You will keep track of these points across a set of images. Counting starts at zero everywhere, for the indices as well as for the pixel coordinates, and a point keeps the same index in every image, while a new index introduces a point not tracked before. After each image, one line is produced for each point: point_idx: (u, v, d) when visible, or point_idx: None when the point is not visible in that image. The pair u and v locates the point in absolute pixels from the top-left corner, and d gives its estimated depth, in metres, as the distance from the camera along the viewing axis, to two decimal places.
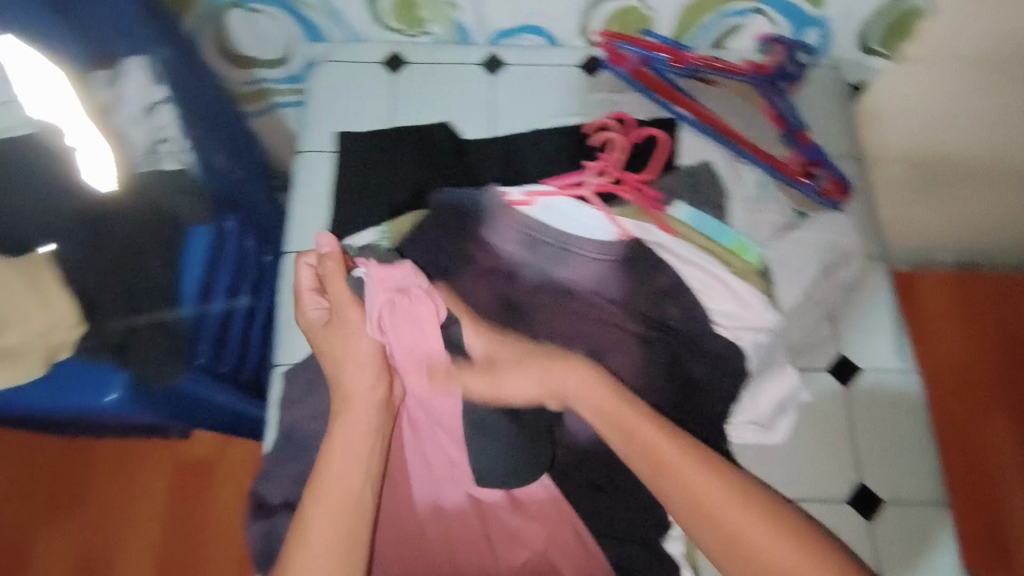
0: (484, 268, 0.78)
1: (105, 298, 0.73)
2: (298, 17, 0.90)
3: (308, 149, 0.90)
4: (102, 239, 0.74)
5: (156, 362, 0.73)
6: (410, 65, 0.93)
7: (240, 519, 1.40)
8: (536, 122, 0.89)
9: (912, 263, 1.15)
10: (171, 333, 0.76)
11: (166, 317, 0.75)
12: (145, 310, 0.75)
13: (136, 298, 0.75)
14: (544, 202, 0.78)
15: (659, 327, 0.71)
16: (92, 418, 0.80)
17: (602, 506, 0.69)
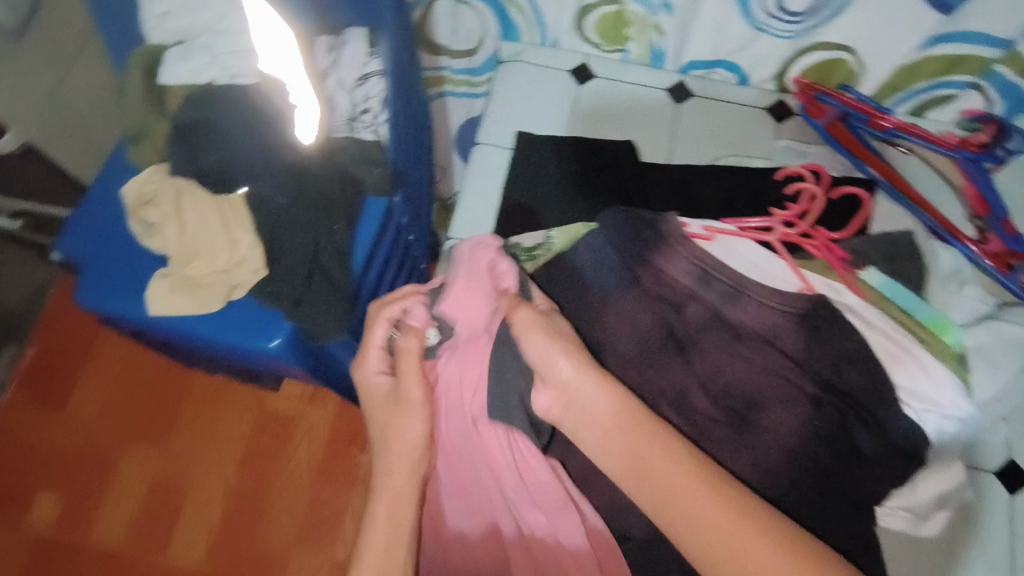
0: (647, 291, 0.77)
1: (290, 251, 0.75)
2: (502, 13, 0.91)
3: (485, 142, 0.91)
4: (300, 194, 0.75)
5: (320, 321, 0.73)
6: (596, 78, 0.93)
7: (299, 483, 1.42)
8: (715, 156, 0.90)
9: None
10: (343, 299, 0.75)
11: (338, 279, 0.76)
12: (322, 269, 0.75)
13: (318, 256, 0.75)
14: (724, 240, 0.77)
15: (833, 391, 0.68)
16: (239, 358, 0.82)
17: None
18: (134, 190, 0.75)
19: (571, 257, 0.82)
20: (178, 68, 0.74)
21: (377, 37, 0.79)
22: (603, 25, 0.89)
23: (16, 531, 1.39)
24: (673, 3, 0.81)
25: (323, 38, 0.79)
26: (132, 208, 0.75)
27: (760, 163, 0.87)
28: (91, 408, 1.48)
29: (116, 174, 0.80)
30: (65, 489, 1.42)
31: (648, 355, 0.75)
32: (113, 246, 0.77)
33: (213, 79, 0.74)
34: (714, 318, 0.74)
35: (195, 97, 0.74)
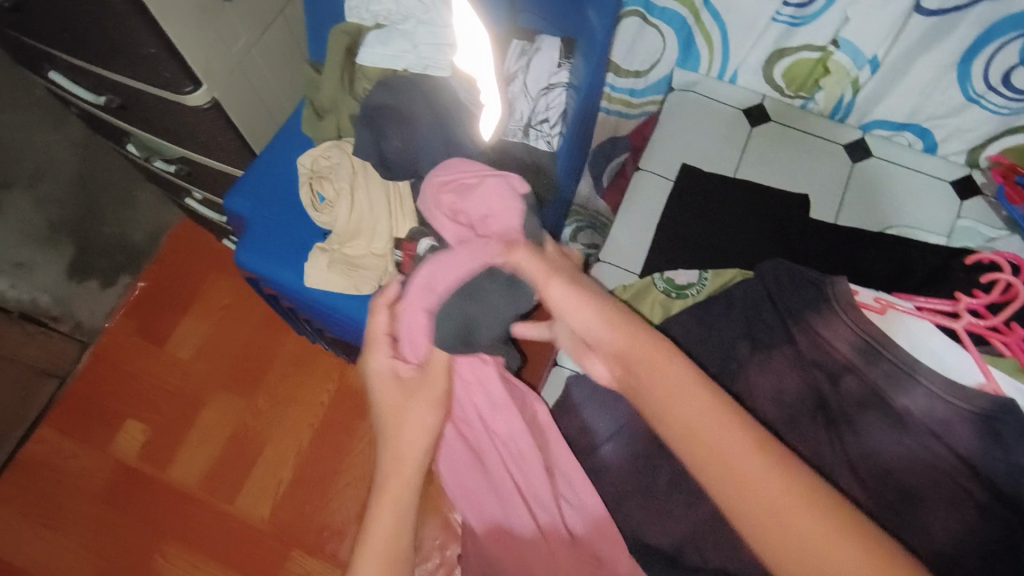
0: (805, 360, 0.73)
1: None
2: (687, 40, 0.88)
3: (650, 169, 0.89)
4: None
5: None
6: (773, 122, 0.89)
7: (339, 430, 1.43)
8: (886, 223, 0.84)
9: None
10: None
11: None
12: None
13: None
14: (897, 317, 0.71)
15: (1011, 504, 0.60)
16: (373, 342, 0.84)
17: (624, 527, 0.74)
18: (309, 164, 0.76)
19: (722, 302, 0.80)
20: (375, 50, 0.74)
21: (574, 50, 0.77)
22: (794, 70, 0.85)
23: (101, 454, 1.45)
24: (886, 58, 0.76)
25: (517, 41, 0.78)
26: (308, 179, 0.76)
27: (935, 239, 0.82)
28: (188, 348, 1.53)
29: (291, 142, 0.82)
30: (151, 424, 1.47)
31: (790, 423, 0.73)
32: (279, 211, 0.79)
33: (406, 67, 0.74)
34: (873, 397, 0.68)
35: (385, 82, 0.73)
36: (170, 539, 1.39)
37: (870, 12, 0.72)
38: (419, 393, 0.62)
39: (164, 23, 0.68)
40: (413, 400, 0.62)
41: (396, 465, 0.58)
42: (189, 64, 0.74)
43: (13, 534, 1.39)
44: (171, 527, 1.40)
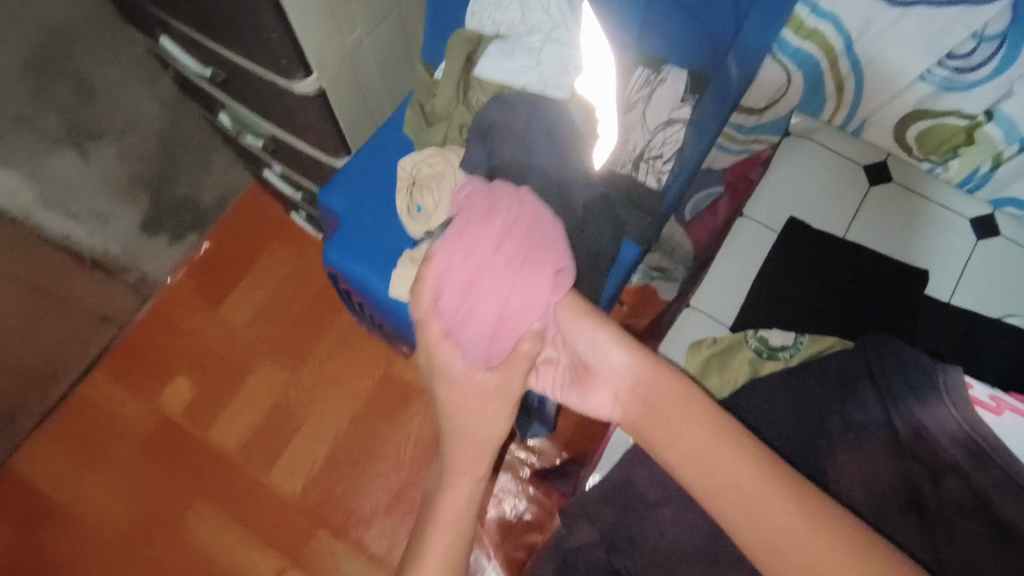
0: (904, 449, 0.68)
1: None
2: (815, 85, 0.83)
3: (754, 217, 0.84)
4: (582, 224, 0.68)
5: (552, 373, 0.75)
6: (894, 184, 0.84)
7: (371, 421, 1.46)
8: (1006, 310, 0.78)
9: None
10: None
11: None
12: None
13: None
14: (1015, 423, 0.66)
15: None
16: None
17: None
18: (411, 169, 0.74)
19: (817, 371, 0.74)
20: (495, 63, 0.70)
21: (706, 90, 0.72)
22: (931, 133, 0.79)
23: (148, 406, 1.46)
24: None
25: (643, 69, 0.75)
26: (407, 186, 0.73)
27: None
28: (242, 313, 1.51)
29: (392, 143, 0.80)
30: (198, 384, 1.48)
31: (876, 517, 0.66)
32: (374, 211, 0.77)
33: (526, 84, 0.70)
34: (980, 505, 0.63)
35: (502, 97, 0.70)
36: (201, 499, 1.40)
37: None
38: (489, 392, 0.61)
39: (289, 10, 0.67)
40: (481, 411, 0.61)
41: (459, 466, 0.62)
42: (305, 53, 0.73)
43: (52, 467, 1.41)
44: (204, 490, 1.41)
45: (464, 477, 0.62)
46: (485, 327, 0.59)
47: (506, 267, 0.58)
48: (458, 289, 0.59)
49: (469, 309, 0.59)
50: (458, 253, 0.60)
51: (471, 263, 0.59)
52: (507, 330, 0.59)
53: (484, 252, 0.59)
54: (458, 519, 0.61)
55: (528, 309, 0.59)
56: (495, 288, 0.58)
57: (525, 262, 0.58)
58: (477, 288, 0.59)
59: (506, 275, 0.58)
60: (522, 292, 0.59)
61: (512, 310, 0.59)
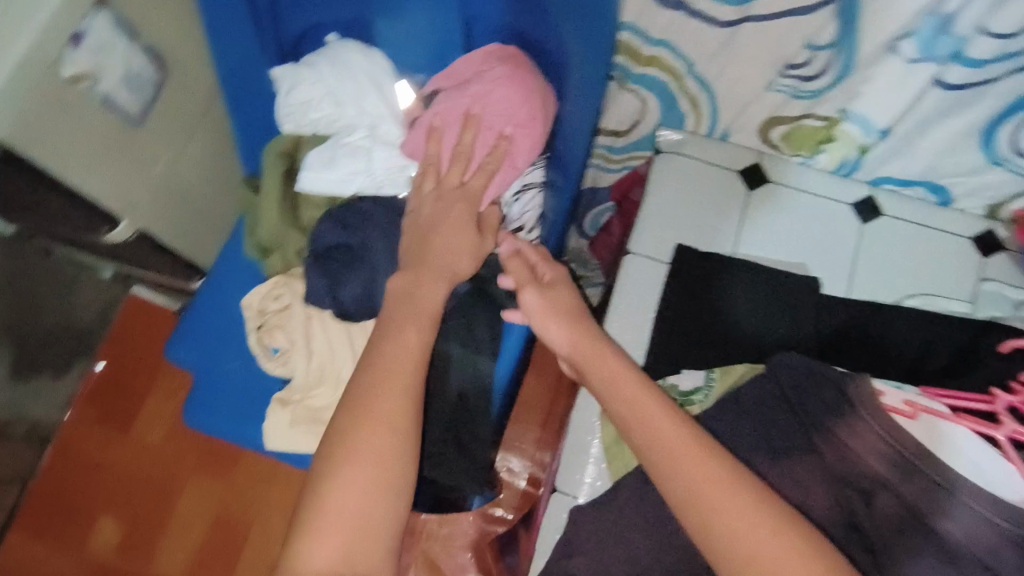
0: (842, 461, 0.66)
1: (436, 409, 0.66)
2: (670, 102, 0.79)
3: (641, 252, 0.80)
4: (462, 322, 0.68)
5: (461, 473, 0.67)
6: (771, 183, 0.81)
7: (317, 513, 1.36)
8: (903, 293, 0.77)
9: None
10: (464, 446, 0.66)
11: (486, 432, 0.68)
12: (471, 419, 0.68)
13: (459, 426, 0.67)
14: (932, 422, 0.65)
15: None
16: None
17: None
18: (257, 305, 0.66)
19: (734, 404, 0.72)
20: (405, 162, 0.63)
21: (552, 140, 0.67)
22: (794, 135, 0.77)
23: (76, 554, 1.32)
24: (897, 129, 0.68)
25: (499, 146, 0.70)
26: (256, 328, 0.66)
27: (957, 308, 0.75)
28: (158, 430, 1.39)
29: (234, 274, 0.71)
30: (127, 518, 1.35)
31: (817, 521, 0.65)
32: (233, 356, 0.69)
33: (358, 190, 0.63)
34: (911, 518, 0.62)
35: (335, 215, 0.63)
36: None
37: (883, 88, 0.63)
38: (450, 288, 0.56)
39: (61, 172, 0.57)
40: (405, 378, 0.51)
41: (378, 404, 0.49)
42: (102, 205, 0.63)
43: None
44: None
45: (389, 415, 0.49)
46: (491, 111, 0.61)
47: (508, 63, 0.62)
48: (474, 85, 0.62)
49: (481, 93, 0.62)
50: (477, 75, 0.63)
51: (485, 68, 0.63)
52: (519, 106, 0.61)
53: (495, 61, 0.63)
54: (383, 475, 0.47)
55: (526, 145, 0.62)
56: (498, 77, 0.61)
57: (523, 77, 0.62)
58: (495, 64, 0.62)
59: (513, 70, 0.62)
60: (523, 84, 0.61)
61: (525, 76, 0.62)
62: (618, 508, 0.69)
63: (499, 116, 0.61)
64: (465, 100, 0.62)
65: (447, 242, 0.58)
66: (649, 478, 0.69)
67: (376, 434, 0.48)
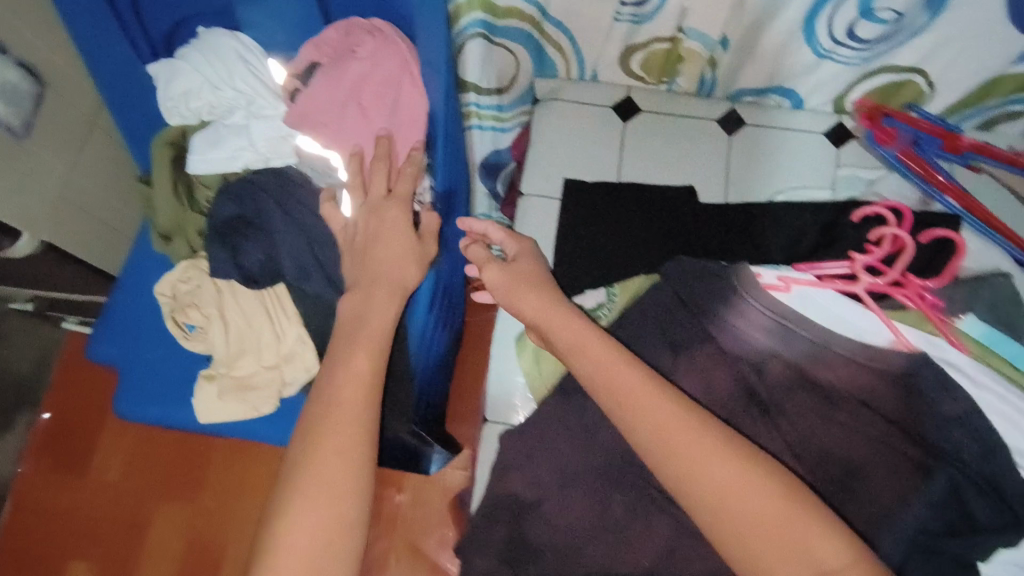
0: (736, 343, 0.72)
1: None
2: (538, 51, 0.85)
3: (534, 192, 0.86)
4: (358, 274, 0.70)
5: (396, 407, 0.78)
6: (643, 112, 0.88)
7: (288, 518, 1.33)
8: (773, 191, 0.84)
9: None
10: None
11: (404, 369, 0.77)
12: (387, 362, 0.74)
13: None
14: (802, 291, 0.72)
15: (947, 458, 0.62)
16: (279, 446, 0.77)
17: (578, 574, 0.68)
18: (170, 290, 0.70)
19: (637, 311, 0.77)
20: (313, 138, 0.65)
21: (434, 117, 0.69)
22: (649, 62, 0.84)
23: None
24: (733, 37, 0.76)
25: None
26: (171, 309, 0.70)
27: (819, 194, 0.83)
28: (115, 466, 1.36)
29: (146, 266, 0.74)
30: (98, 558, 1.32)
31: (718, 407, 0.69)
32: (155, 346, 0.72)
33: (247, 165, 0.68)
34: (798, 378, 0.69)
35: (230, 190, 0.67)
36: None
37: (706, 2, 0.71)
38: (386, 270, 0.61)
39: None
40: (359, 418, 0.54)
41: (322, 460, 0.52)
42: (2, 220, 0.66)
43: None
44: None
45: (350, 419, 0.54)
46: (376, 88, 0.65)
47: (381, 40, 0.64)
48: (354, 66, 0.64)
49: (361, 70, 0.64)
50: (355, 52, 0.64)
51: (362, 48, 0.64)
52: (400, 77, 0.64)
53: (369, 39, 0.64)
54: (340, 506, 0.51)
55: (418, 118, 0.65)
56: (378, 57, 0.64)
57: (398, 52, 0.64)
58: (367, 39, 0.64)
59: (387, 47, 0.64)
60: (400, 58, 0.64)
61: (403, 50, 0.64)
62: (542, 426, 0.75)
63: (389, 92, 0.64)
64: (349, 79, 0.65)
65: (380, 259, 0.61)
66: (568, 392, 0.75)
67: (324, 487, 0.51)
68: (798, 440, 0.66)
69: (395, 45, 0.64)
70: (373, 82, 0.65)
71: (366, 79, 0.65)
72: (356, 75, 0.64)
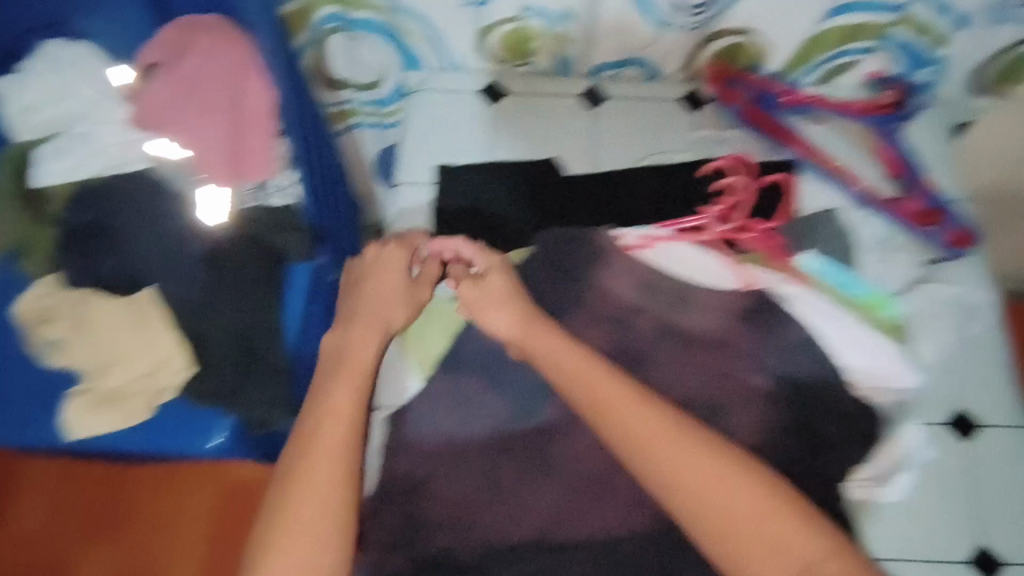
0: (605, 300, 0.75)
1: (218, 347, 0.70)
2: (398, 41, 0.87)
3: (405, 180, 0.88)
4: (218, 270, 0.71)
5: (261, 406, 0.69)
6: (509, 95, 0.90)
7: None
8: (642, 157, 0.86)
9: None
10: (263, 383, 0.70)
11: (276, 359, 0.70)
12: (256, 355, 0.70)
13: (247, 367, 0.70)
14: (663, 247, 0.77)
15: (792, 384, 0.70)
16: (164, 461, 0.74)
17: (467, 540, 0.71)
18: (29, 309, 0.69)
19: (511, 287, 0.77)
20: (171, 139, 0.71)
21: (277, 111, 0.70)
22: (506, 41, 0.86)
23: None
24: (574, 10, 0.80)
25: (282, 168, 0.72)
26: (30, 327, 0.69)
27: (683, 155, 0.85)
28: None
29: None
30: None
31: (617, 349, 0.73)
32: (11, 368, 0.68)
33: (96, 169, 0.71)
34: (662, 329, 0.73)
35: (82, 195, 0.71)
36: None
37: None
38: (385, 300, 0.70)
39: None
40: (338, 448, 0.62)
41: (303, 505, 0.59)
42: None
43: None
44: None
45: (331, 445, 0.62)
46: (216, 85, 0.70)
47: (214, 42, 0.69)
48: (191, 67, 0.70)
49: (199, 70, 0.70)
50: (192, 54, 0.69)
51: (197, 48, 0.69)
52: (234, 74, 0.69)
53: (204, 41, 0.69)
54: (326, 518, 0.59)
55: (258, 113, 0.70)
56: (211, 58, 0.69)
57: (231, 51, 0.69)
58: (202, 38, 0.69)
59: (220, 46, 0.69)
60: (232, 57, 0.69)
61: (235, 46, 0.69)
62: (427, 407, 0.76)
63: (229, 88, 0.70)
64: (189, 79, 0.70)
65: (370, 296, 0.71)
66: (451, 370, 0.78)
67: (310, 526, 0.59)
68: (665, 386, 0.71)
69: (226, 43, 0.69)
70: (213, 81, 0.70)
71: (205, 77, 0.70)
72: (196, 75, 0.70)
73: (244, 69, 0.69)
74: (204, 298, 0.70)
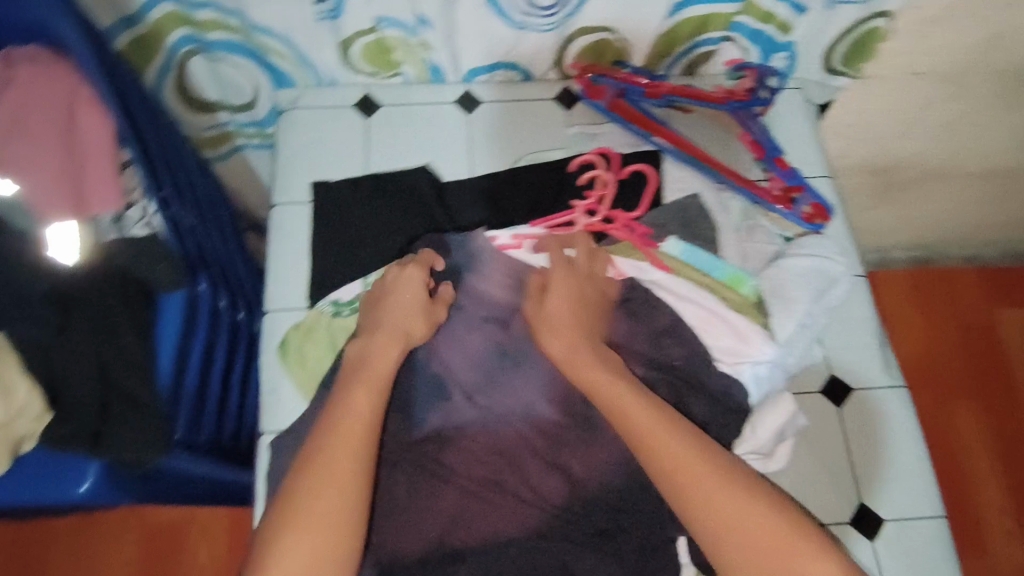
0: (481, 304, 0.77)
1: (79, 393, 0.69)
2: (260, 60, 0.86)
3: (282, 201, 0.86)
4: (71, 306, 0.70)
5: (132, 447, 0.69)
6: (383, 106, 0.90)
7: None
8: (517, 157, 0.87)
9: (874, 264, 1.39)
10: (129, 421, 0.70)
11: (141, 395, 0.71)
12: (118, 392, 0.71)
13: (109, 408, 0.70)
14: (534, 245, 0.78)
15: (665, 368, 0.72)
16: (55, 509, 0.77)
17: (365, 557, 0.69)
18: None
19: None
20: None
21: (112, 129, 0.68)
22: (369, 52, 0.86)
23: None
24: (430, 17, 0.80)
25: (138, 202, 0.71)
26: None
27: (558, 153, 0.86)
28: None
29: None
30: None
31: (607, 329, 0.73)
32: None
33: None
34: None
35: None
36: None
37: None
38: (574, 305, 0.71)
39: None
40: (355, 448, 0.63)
41: (322, 502, 0.60)
42: None
43: None
44: None
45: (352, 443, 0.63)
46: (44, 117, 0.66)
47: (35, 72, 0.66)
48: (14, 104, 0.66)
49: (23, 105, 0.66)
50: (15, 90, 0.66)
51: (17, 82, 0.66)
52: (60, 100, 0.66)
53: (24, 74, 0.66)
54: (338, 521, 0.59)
55: (92, 137, 0.66)
56: (33, 89, 0.66)
57: (55, 79, 0.66)
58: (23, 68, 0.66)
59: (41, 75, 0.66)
60: (58, 84, 0.66)
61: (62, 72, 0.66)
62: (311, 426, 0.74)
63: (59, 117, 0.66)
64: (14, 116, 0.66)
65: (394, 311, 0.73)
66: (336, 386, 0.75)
67: (324, 526, 0.59)
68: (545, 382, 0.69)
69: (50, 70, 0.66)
70: (42, 113, 0.66)
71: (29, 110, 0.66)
72: (21, 110, 0.66)
73: (71, 95, 0.66)
74: (62, 337, 0.69)
